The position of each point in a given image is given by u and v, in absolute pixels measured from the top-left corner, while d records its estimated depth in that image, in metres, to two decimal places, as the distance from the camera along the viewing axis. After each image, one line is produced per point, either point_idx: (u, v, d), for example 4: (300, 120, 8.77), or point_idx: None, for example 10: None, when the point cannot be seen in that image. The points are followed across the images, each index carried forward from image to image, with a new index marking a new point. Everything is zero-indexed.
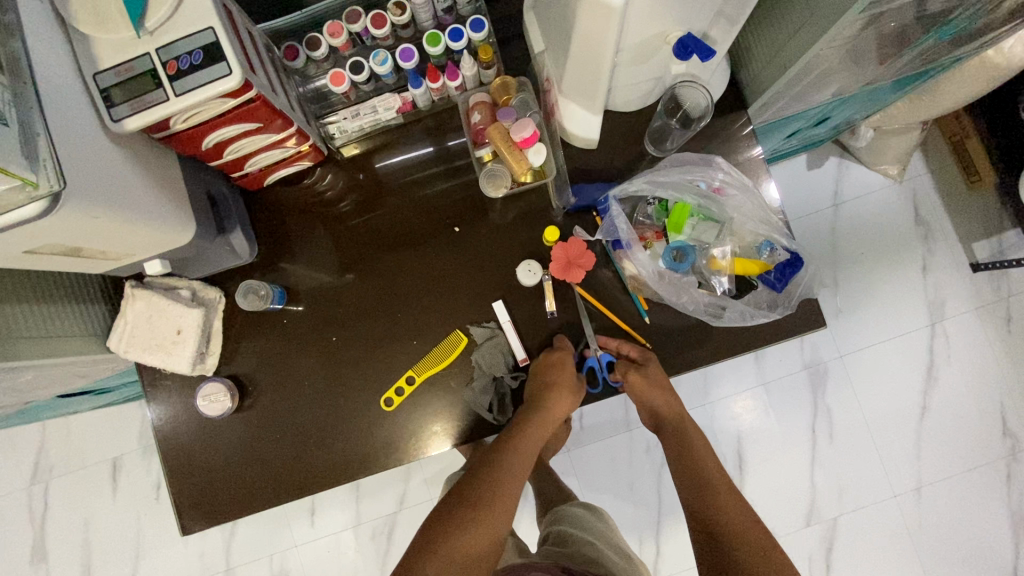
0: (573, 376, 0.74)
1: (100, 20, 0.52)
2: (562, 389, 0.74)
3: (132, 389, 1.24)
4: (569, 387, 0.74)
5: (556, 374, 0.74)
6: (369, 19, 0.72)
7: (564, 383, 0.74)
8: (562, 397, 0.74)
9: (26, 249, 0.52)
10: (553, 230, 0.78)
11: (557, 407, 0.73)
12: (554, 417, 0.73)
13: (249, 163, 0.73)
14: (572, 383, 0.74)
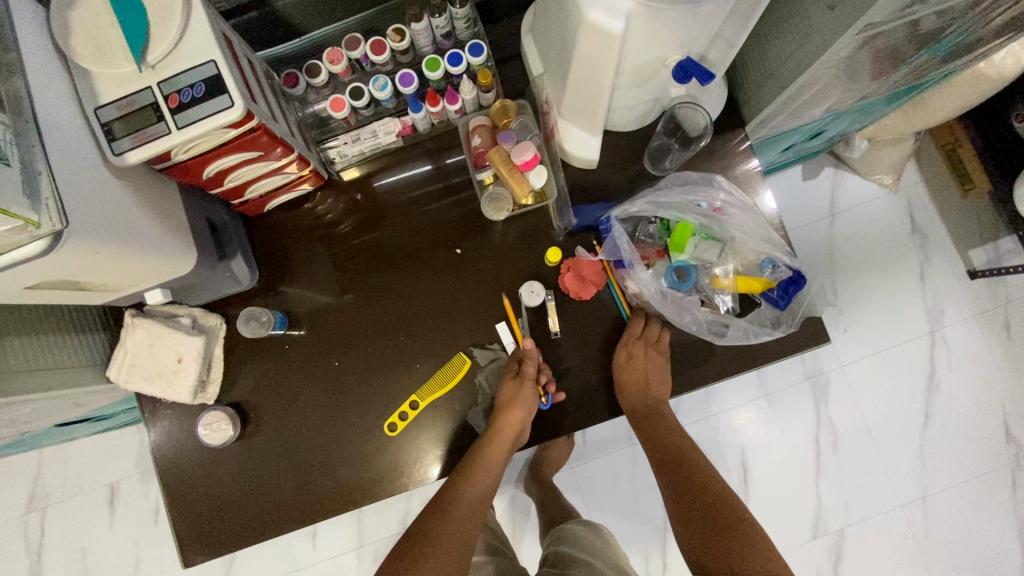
0: (523, 386, 0.73)
1: (101, 55, 0.52)
2: (513, 404, 0.72)
3: (130, 415, 1.22)
4: (520, 401, 0.72)
5: (509, 390, 0.74)
6: (368, 45, 0.72)
7: (515, 398, 0.72)
8: (513, 409, 0.72)
9: (27, 287, 0.52)
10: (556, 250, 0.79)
11: (509, 422, 0.73)
12: (508, 432, 0.73)
13: (250, 189, 0.73)
14: (524, 396, 0.73)
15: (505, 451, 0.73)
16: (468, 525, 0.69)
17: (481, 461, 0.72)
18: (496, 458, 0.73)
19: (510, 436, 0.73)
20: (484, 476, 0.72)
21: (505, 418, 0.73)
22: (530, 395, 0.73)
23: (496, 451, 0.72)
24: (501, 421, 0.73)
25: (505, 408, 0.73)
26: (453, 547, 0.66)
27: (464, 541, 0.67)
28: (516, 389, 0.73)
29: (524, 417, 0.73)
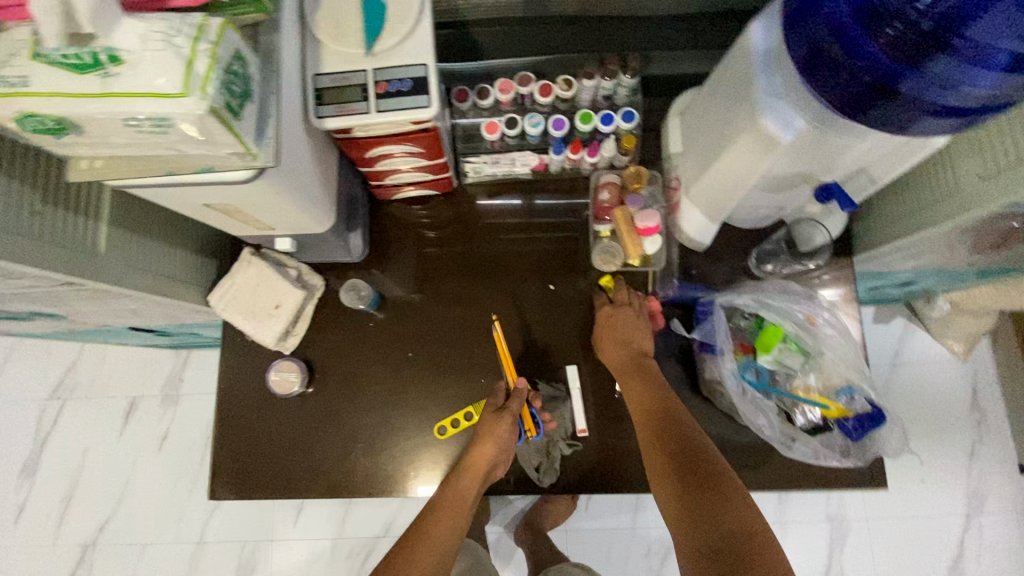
0: (500, 425, 0.75)
1: (338, 35, 0.60)
2: (486, 439, 0.75)
3: (184, 339, 1.29)
4: (491, 438, 0.74)
5: (487, 424, 0.76)
6: (537, 86, 0.79)
7: (494, 431, 0.75)
8: (487, 444, 0.74)
9: (204, 202, 0.59)
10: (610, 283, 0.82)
11: (481, 455, 0.74)
12: (478, 468, 0.74)
13: (391, 177, 0.80)
14: (498, 431, 0.75)
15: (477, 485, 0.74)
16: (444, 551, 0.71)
17: (450, 496, 0.73)
18: (468, 489, 0.74)
19: (484, 470, 0.74)
20: (453, 506, 0.73)
21: (476, 451, 0.74)
22: (505, 433, 0.74)
23: (467, 486, 0.74)
24: (473, 454, 0.75)
25: (478, 439, 0.75)
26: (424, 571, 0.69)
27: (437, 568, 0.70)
28: (493, 425, 0.75)
29: (496, 453, 0.74)
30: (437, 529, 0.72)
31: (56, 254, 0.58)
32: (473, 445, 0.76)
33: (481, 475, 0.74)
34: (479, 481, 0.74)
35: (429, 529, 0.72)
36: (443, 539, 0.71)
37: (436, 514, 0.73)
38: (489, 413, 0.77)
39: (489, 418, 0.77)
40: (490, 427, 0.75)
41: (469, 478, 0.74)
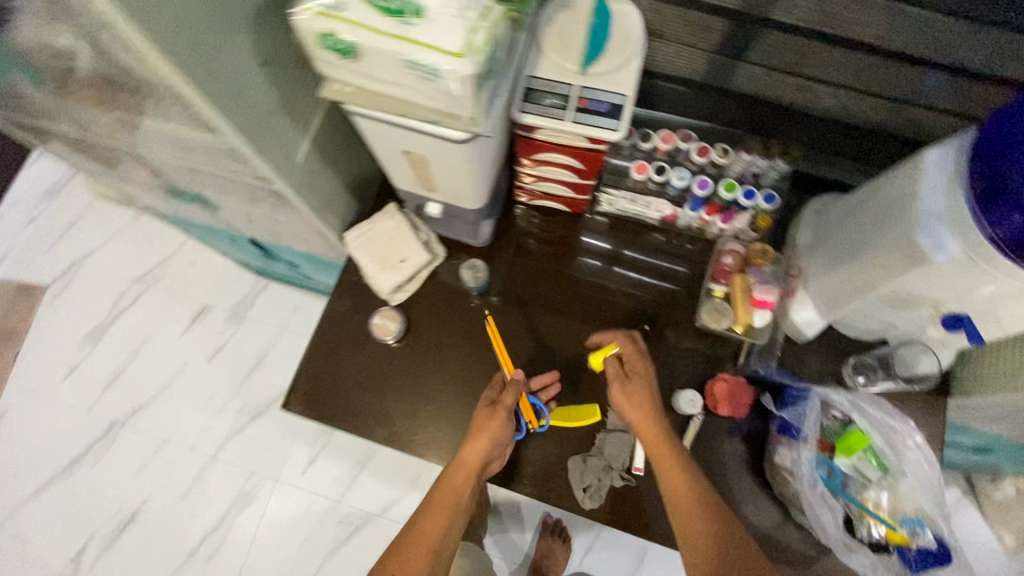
0: (491, 424, 0.75)
1: (561, 48, 0.69)
2: (480, 433, 0.75)
3: (280, 266, 1.39)
4: (481, 436, 0.74)
5: (481, 418, 0.77)
6: (696, 146, 0.85)
7: (486, 428, 0.75)
8: (478, 443, 0.74)
9: (404, 147, 0.68)
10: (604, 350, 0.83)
11: (474, 452, 0.74)
12: (471, 463, 0.74)
13: (537, 182, 0.87)
14: (488, 427, 0.75)
15: (471, 479, 0.73)
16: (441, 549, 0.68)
17: (442, 491, 0.72)
18: (463, 487, 0.73)
19: (476, 468, 0.73)
20: (447, 502, 0.71)
21: (467, 449, 0.74)
22: (496, 429, 0.75)
23: (458, 483, 0.73)
24: (466, 452, 0.74)
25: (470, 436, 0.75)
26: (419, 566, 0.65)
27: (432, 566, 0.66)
28: (484, 422, 0.76)
29: (490, 448, 0.75)
30: (427, 525, 0.69)
31: (275, 152, 0.68)
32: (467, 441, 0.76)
33: (473, 474, 0.73)
34: (471, 479, 0.73)
35: (422, 525, 0.69)
36: (439, 537, 0.68)
37: (429, 511, 0.70)
38: (480, 412, 0.78)
39: (481, 415, 0.77)
40: (484, 421, 0.76)
41: (461, 476, 0.73)
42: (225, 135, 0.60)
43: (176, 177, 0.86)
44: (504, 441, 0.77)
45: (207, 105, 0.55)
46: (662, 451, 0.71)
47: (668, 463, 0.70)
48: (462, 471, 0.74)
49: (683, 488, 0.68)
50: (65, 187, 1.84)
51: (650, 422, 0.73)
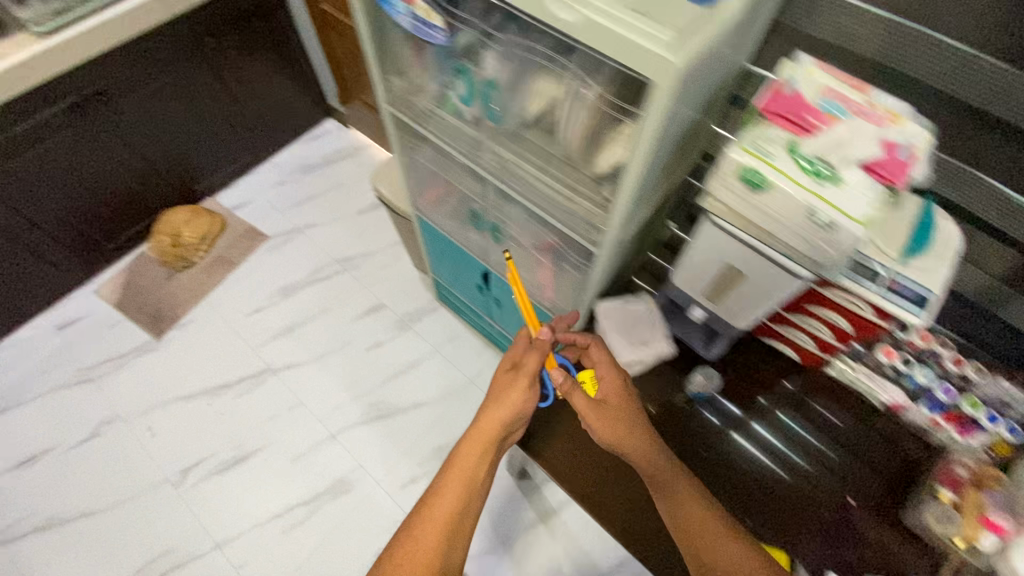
0: (506, 401, 0.85)
1: (888, 226, 0.78)
2: (498, 404, 0.85)
3: (478, 300, 1.57)
4: (494, 413, 0.84)
5: (503, 386, 0.87)
6: (948, 353, 0.90)
7: (504, 403, 0.85)
8: (494, 418, 0.84)
9: (725, 260, 0.81)
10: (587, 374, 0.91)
11: (489, 426, 0.84)
12: (489, 430, 0.83)
13: (787, 326, 0.94)
14: (506, 403, 0.85)
15: (487, 445, 0.83)
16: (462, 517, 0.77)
17: (459, 460, 0.82)
18: (480, 463, 0.82)
19: (489, 437, 0.83)
20: (466, 477, 0.80)
21: (483, 426, 0.84)
22: (513, 405, 0.85)
23: (474, 453, 0.82)
24: (483, 427, 0.84)
25: (488, 409, 0.85)
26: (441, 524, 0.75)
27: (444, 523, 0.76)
28: (502, 402, 0.85)
29: (509, 412, 0.84)
30: (444, 498, 0.78)
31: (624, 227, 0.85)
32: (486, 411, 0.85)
33: (486, 446, 0.83)
34: (487, 452, 0.83)
35: (444, 488, 0.79)
36: (459, 501, 0.78)
37: (448, 475, 0.80)
38: (502, 386, 0.88)
39: (501, 380, 0.89)
40: (505, 389, 0.87)
41: (477, 452, 0.82)
42: (615, 208, 0.78)
43: (501, 209, 1.10)
44: (523, 413, 0.85)
45: (629, 187, 0.73)
46: (630, 442, 0.79)
47: (633, 452, 0.79)
48: (478, 435, 0.83)
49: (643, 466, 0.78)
50: (321, 167, 2.24)
51: (613, 421, 0.80)
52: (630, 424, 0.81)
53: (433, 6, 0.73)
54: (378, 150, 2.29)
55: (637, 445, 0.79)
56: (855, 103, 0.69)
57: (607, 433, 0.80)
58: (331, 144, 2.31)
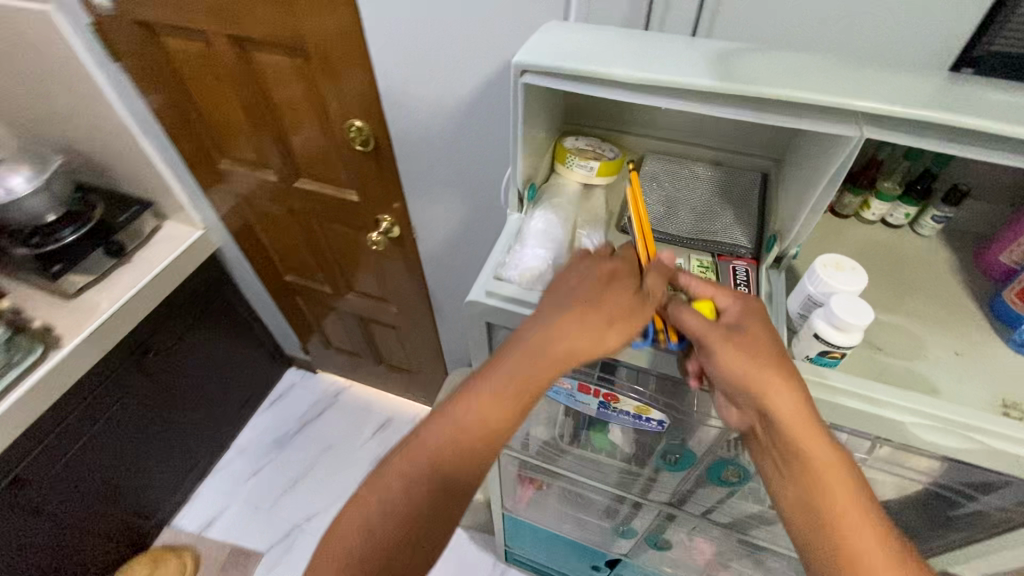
0: (567, 336, 0.47)
1: None
2: (526, 339, 0.49)
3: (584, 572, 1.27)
4: (538, 347, 0.48)
5: (548, 312, 0.49)
6: None
7: (561, 332, 0.48)
8: (549, 357, 0.48)
9: None
10: (712, 304, 0.49)
11: (520, 365, 0.49)
12: (504, 386, 0.49)
13: None
14: (565, 343, 0.48)
15: (490, 416, 0.50)
16: (443, 499, 0.50)
17: (442, 426, 0.50)
18: (483, 439, 0.50)
19: (515, 388, 0.49)
20: (456, 443, 0.50)
21: (508, 375, 0.49)
22: (573, 334, 0.48)
23: (464, 419, 0.50)
24: (511, 369, 0.49)
25: (528, 339, 0.49)
26: (403, 505, 0.49)
27: (405, 503, 0.49)
28: (558, 331, 0.48)
29: (556, 357, 0.48)
30: (410, 470, 0.50)
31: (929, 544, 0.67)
32: (497, 359, 0.50)
33: (501, 404, 0.50)
34: (500, 408, 0.50)
35: (433, 433, 0.50)
36: (435, 469, 0.50)
37: (442, 415, 0.51)
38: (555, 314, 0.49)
39: (549, 325, 0.48)
40: (558, 314, 0.48)
41: (482, 422, 0.50)
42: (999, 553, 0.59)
43: (656, 513, 0.88)
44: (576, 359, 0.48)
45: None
46: (764, 394, 0.45)
47: (788, 434, 0.45)
48: (482, 394, 0.50)
49: (803, 454, 0.45)
50: (300, 433, 1.88)
51: (755, 366, 0.45)
52: (788, 390, 0.45)
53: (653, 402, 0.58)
54: (359, 389, 1.99)
55: (796, 419, 0.45)
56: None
57: (739, 383, 0.45)
58: (301, 399, 1.97)
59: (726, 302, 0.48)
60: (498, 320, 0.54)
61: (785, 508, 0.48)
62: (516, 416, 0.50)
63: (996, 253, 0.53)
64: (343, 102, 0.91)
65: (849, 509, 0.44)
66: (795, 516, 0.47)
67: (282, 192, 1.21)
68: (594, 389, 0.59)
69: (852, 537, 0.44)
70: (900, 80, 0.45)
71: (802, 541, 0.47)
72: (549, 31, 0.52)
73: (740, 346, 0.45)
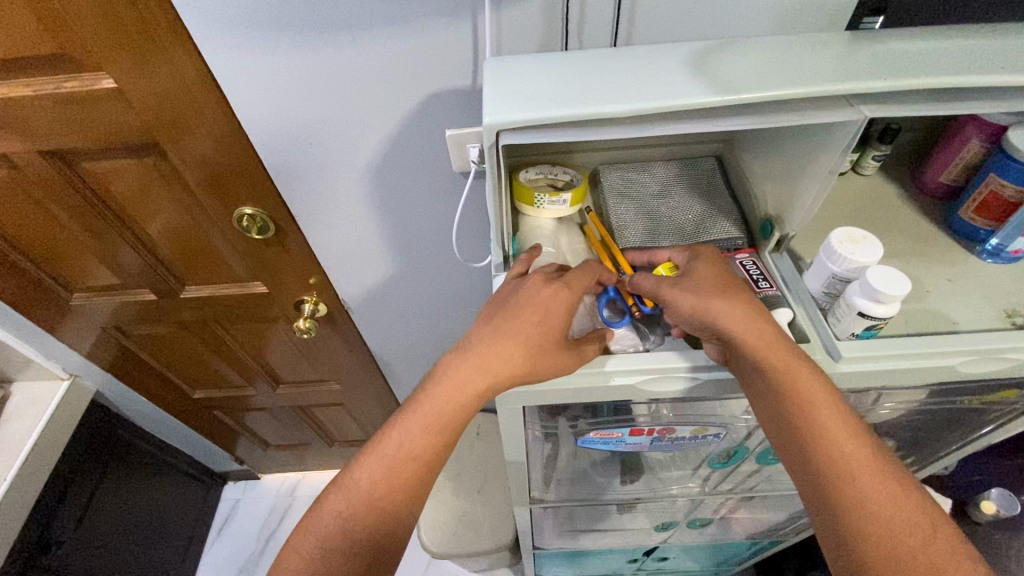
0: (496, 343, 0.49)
1: None
2: (489, 336, 0.50)
3: (621, 565, 1.27)
4: (456, 373, 0.50)
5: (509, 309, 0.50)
6: None
7: (473, 357, 0.50)
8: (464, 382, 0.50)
9: None
10: (671, 266, 0.52)
11: (472, 361, 0.50)
12: (457, 386, 0.50)
13: None
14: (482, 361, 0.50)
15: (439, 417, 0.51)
16: (383, 545, 0.51)
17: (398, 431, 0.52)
18: (415, 476, 0.52)
19: (467, 386, 0.50)
20: (387, 480, 0.51)
21: (432, 408, 0.51)
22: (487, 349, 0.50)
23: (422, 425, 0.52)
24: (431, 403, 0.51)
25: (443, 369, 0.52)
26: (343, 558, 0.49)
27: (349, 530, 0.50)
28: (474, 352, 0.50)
29: (511, 348, 0.49)
30: (371, 472, 0.51)
31: (930, 451, 0.74)
32: (451, 364, 0.51)
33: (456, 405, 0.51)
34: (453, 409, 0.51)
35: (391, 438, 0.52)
36: (370, 512, 0.50)
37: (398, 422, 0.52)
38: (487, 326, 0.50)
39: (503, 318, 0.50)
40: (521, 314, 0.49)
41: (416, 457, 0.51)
42: (988, 439, 0.66)
43: (693, 502, 0.88)
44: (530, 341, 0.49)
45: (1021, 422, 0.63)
46: (727, 322, 0.46)
47: (772, 372, 0.45)
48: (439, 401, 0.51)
49: (794, 395, 0.45)
50: (265, 549, 1.64)
51: (716, 297, 0.47)
52: (763, 327, 0.46)
53: (703, 419, 0.59)
54: (315, 477, 1.78)
55: (773, 352, 0.46)
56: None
57: (702, 318, 0.47)
58: (253, 515, 1.72)
59: (679, 258, 0.52)
60: (534, 401, 0.51)
61: (787, 459, 0.47)
62: (443, 445, 0.52)
63: (935, 174, 0.57)
64: (219, 192, 0.75)
65: (839, 430, 0.44)
66: (804, 479, 0.45)
67: (165, 308, 1.01)
68: (646, 429, 0.59)
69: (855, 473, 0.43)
70: (848, 42, 0.46)
71: (813, 506, 0.45)
72: (491, 70, 0.44)
73: (689, 288, 0.48)
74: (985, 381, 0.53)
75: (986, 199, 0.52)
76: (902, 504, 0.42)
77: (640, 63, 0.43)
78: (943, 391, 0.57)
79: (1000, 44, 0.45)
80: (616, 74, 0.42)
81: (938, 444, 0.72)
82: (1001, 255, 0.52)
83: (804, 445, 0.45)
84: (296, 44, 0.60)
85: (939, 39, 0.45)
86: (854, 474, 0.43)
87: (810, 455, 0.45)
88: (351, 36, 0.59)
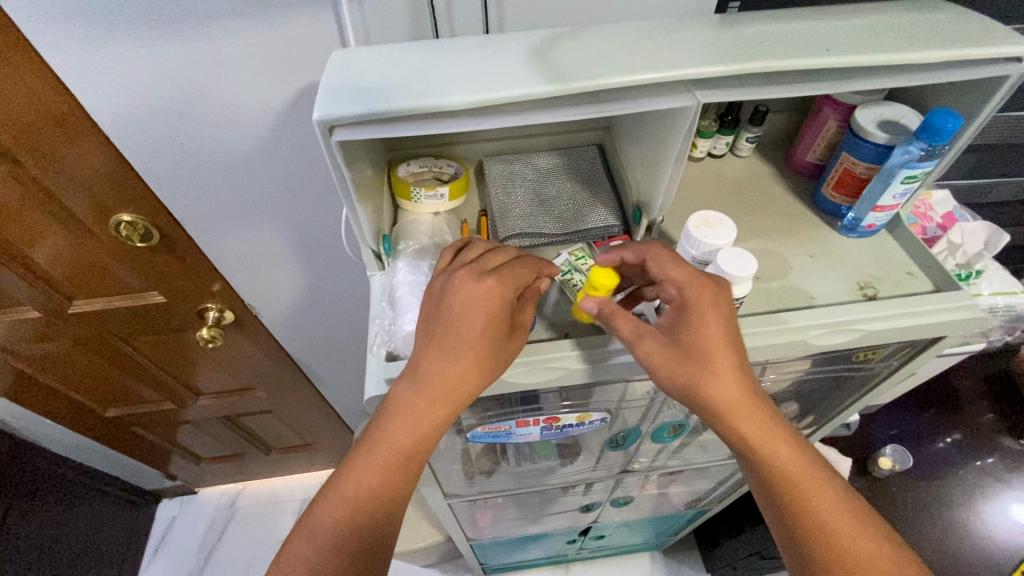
0: (467, 329, 0.45)
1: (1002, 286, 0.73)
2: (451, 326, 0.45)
3: (566, 545, 1.30)
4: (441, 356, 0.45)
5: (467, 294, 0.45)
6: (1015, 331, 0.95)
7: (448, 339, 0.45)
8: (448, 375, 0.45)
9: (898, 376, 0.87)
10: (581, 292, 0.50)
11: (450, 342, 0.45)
12: (449, 370, 0.45)
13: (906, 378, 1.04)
14: (450, 343, 0.45)
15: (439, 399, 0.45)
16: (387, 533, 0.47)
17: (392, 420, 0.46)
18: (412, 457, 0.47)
19: (459, 368, 0.45)
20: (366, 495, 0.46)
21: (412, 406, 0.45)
22: (467, 328, 0.45)
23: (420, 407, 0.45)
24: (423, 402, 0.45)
25: (428, 361, 0.45)
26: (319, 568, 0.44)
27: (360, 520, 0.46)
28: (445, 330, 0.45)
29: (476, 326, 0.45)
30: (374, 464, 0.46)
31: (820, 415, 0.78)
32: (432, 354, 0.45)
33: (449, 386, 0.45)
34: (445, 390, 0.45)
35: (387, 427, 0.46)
36: (356, 516, 0.46)
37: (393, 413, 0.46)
38: (456, 299, 0.45)
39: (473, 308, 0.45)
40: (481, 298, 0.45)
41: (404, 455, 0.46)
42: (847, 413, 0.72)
43: (616, 481, 0.90)
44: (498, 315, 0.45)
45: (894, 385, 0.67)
46: (709, 393, 0.45)
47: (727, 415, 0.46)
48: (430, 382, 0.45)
49: (743, 438, 0.47)
50: (207, 564, 1.58)
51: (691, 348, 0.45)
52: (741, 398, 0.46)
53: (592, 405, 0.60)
54: (257, 486, 1.72)
55: (756, 429, 0.46)
56: (930, 223, 0.71)
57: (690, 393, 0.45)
58: (191, 531, 1.64)
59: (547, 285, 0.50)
60: None
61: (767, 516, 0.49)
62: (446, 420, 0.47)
63: (803, 153, 0.60)
64: (89, 199, 0.70)
65: (816, 485, 0.47)
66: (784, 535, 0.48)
67: (54, 326, 0.93)
68: (535, 419, 0.59)
69: (805, 496, 0.47)
70: (696, 26, 0.46)
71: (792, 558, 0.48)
72: (333, 63, 0.42)
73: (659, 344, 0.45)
74: (849, 350, 0.56)
75: (841, 176, 0.54)
76: (867, 547, 0.46)
77: (485, 52, 0.42)
78: (817, 362, 0.60)
79: (840, 24, 0.46)
80: (458, 66, 0.40)
81: (828, 411, 0.75)
82: (857, 229, 0.54)
83: (755, 469, 0.48)
84: (146, 38, 0.56)
85: (784, 21, 0.46)
86: (826, 523, 0.46)
87: (788, 517, 0.47)
88: (207, 28, 0.56)
